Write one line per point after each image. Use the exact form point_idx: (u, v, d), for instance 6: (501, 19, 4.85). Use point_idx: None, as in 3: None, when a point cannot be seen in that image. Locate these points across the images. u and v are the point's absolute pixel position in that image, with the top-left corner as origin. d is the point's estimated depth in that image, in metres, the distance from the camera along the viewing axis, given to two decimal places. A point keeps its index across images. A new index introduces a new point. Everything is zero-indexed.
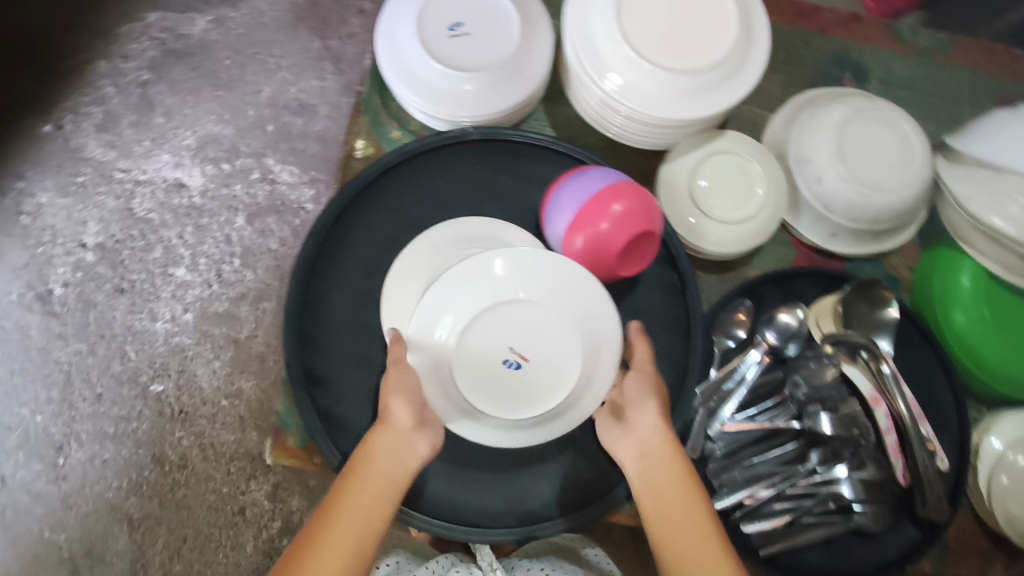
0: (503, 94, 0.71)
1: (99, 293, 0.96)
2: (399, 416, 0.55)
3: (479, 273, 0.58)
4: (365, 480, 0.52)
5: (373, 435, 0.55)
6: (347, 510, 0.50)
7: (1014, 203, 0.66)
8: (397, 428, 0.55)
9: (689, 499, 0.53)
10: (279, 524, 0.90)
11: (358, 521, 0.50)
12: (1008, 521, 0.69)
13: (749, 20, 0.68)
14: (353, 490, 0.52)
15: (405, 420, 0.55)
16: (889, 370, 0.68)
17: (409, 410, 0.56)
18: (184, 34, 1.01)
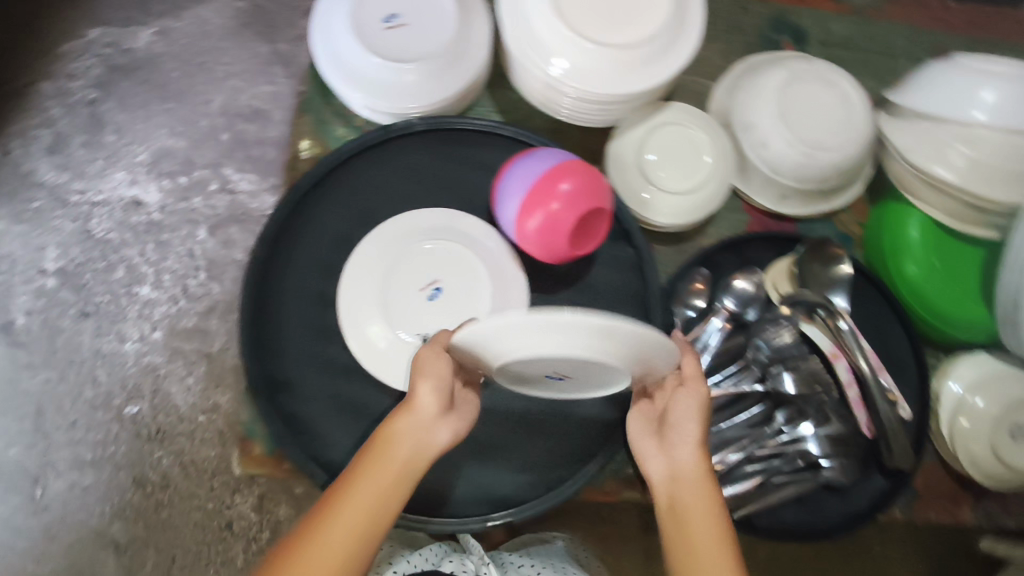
0: (446, 82, 0.70)
1: (65, 318, 0.89)
2: (422, 399, 0.53)
3: (544, 337, 0.46)
4: (381, 462, 0.51)
5: (395, 417, 0.53)
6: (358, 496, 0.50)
7: (953, 151, 0.67)
8: (420, 411, 0.53)
9: (709, 512, 0.51)
10: (267, 535, 0.84)
11: (368, 508, 0.50)
12: (971, 462, 0.71)
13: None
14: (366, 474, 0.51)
15: (428, 405, 0.53)
16: (846, 326, 0.66)
17: (433, 396, 0.53)
18: (129, 48, 0.95)
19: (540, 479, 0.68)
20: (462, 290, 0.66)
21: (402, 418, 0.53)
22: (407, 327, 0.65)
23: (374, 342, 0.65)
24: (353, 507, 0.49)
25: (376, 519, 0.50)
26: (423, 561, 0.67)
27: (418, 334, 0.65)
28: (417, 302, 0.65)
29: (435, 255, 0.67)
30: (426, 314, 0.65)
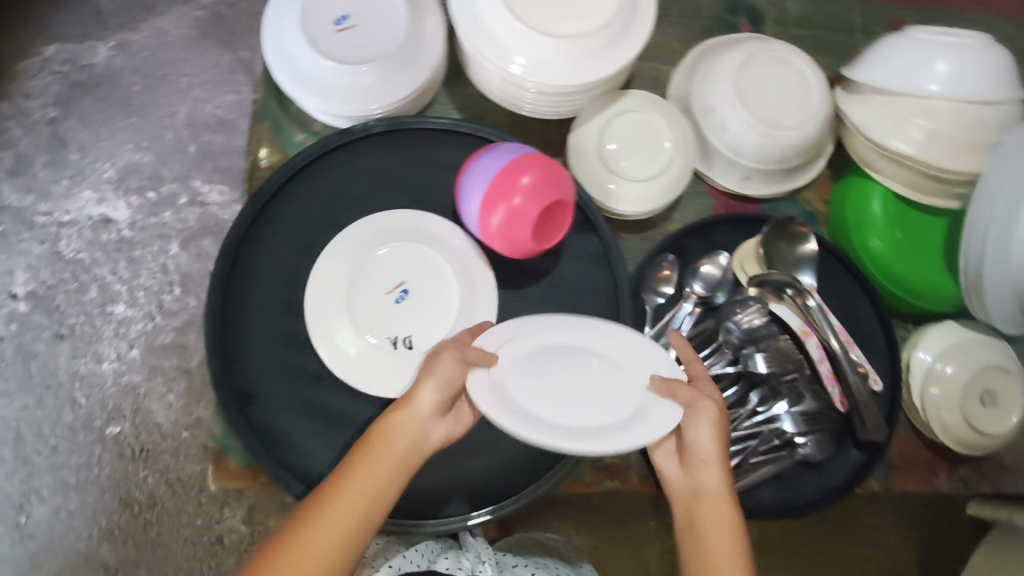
0: (401, 82, 0.69)
1: (39, 343, 0.92)
2: (424, 397, 0.53)
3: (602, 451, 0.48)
4: (376, 456, 0.51)
5: (393, 411, 0.52)
6: (351, 490, 0.49)
7: (910, 124, 0.68)
8: (419, 408, 0.52)
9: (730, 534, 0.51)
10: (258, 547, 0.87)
11: (359, 502, 0.49)
12: (943, 430, 0.72)
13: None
14: (359, 467, 0.50)
15: (428, 403, 0.53)
16: (814, 304, 0.67)
17: (436, 398, 0.53)
18: (88, 64, 0.98)
19: (518, 475, 0.68)
20: (430, 291, 0.66)
21: (401, 414, 0.52)
22: (375, 331, 0.64)
23: (343, 348, 0.64)
24: (344, 501, 0.49)
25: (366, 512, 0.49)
26: (420, 557, 0.64)
27: (387, 337, 0.64)
28: (384, 306, 0.65)
29: (401, 257, 0.66)
30: (394, 317, 0.65)
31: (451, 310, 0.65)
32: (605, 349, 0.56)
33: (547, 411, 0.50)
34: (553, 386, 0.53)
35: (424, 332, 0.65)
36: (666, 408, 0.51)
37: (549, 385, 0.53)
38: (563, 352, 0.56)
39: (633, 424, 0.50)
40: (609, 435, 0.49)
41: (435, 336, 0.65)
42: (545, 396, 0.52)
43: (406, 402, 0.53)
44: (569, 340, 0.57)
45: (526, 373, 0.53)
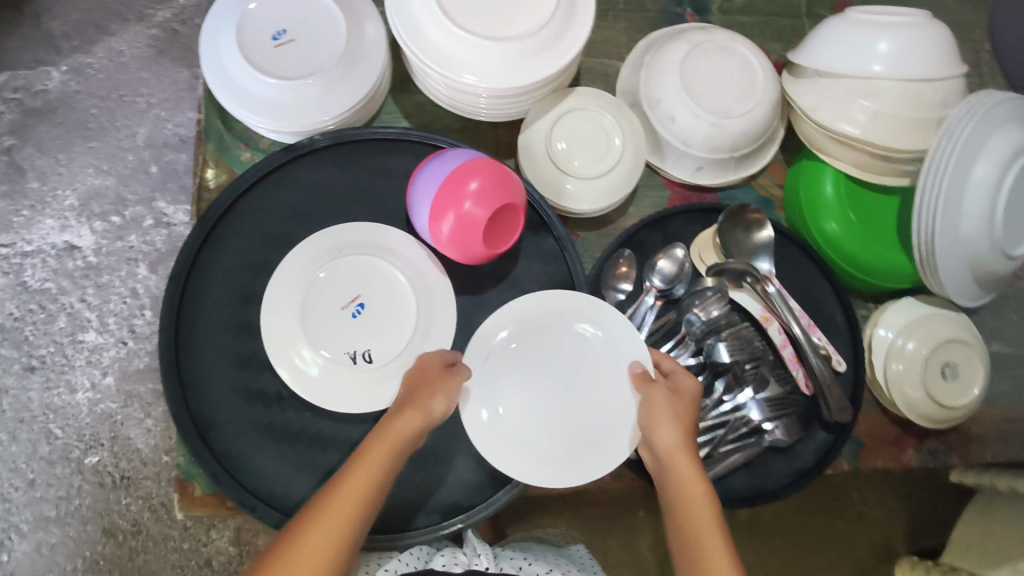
0: (343, 93, 0.69)
1: (10, 376, 0.97)
2: (435, 405, 0.56)
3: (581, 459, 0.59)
4: (387, 448, 0.53)
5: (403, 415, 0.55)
6: (362, 478, 0.51)
7: (855, 106, 0.68)
8: (429, 413, 0.56)
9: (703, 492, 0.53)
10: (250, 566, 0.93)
11: (370, 490, 0.51)
12: (908, 406, 0.73)
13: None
14: (372, 458, 0.52)
15: (438, 410, 0.56)
16: (774, 289, 0.69)
17: (445, 408, 0.57)
18: (42, 89, 1.01)
19: (486, 480, 0.67)
20: (385, 302, 0.65)
21: (410, 417, 0.55)
22: (333, 348, 0.63)
23: (302, 367, 0.63)
24: (354, 489, 0.50)
25: (373, 499, 0.51)
26: (414, 560, 0.62)
27: (346, 352, 0.64)
28: (340, 321, 0.64)
29: (354, 271, 0.65)
30: (351, 332, 0.64)
31: (407, 321, 0.65)
32: (584, 344, 0.62)
33: (518, 424, 0.60)
34: (543, 402, 0.61)
35: (382, 345, 0.64)
36: (615, 450, 0.59)
37: (533, 393, 0.61)
38: (561, 350, 0.62)
39: (580, 459, 0.59)
40: (594, 451, 0.59)
41: (393, 348, 0.64)
42: (526, 404, 0.61)
43: (415, 406, 0.56)
44: (571, 337, 0.62)
45: (517, 375, 0.61)
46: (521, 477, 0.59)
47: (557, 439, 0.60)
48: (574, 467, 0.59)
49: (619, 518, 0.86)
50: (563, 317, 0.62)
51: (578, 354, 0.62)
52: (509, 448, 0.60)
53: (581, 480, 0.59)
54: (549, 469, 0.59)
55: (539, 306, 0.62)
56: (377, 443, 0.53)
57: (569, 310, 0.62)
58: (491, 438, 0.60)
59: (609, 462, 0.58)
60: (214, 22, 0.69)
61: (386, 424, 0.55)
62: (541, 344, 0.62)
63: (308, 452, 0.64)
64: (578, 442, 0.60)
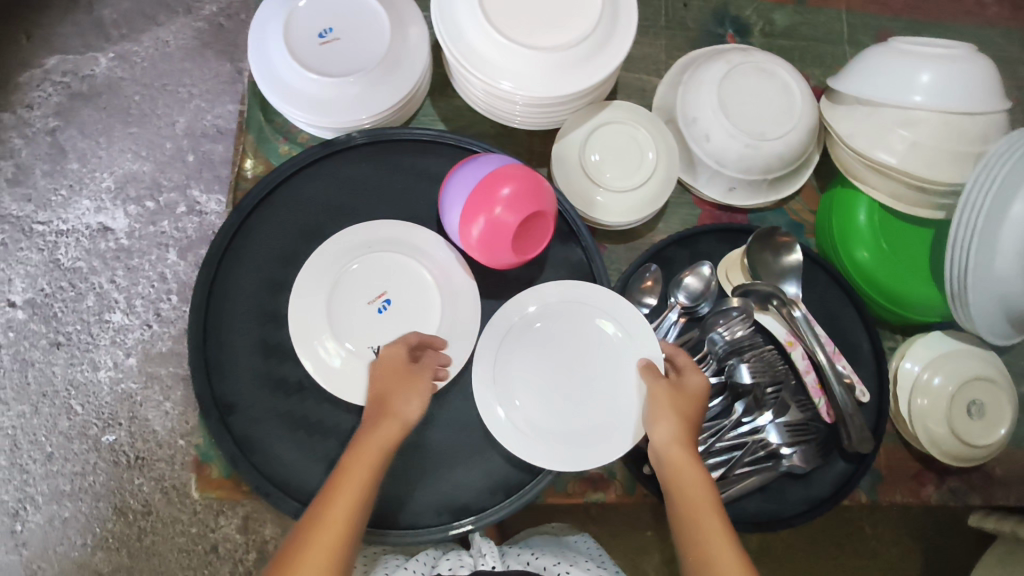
0: (383, 93, 0.70)
1: (36, 351, 0.99)
2: (408, 410, 0.59)
3: (586, 446, 0.62)
4: (370, 453, 0.56)
5: (384, 424, 0.58)
6: (352, 483, 0.55)
7: (894, 135, 0.68)
8: (404, 419, 0.59)
9: (702, 484, 0.55)
10: (254, 555, 0.95)
11: (356, 494, 0.54)
12: (931, 442, 0.72)
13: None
14: (358, 464, 0.56)
15: (413, 415, 0.59)
16: (799, 314, 0.69)
17: (419, 410, 0.60)
18: (89, 74, 1.04)
19: (497, 484, 0.67)
20: (412, 300, 0.66)
21: (387, 424, 0.58)
22: (356, 341, 0.64)
23: (325, 359, 0.64)
24: (346, 489, 0.54)
25: (363, 501, 0.54)
26: (421, 565, 0.65)
27: (369, 347, 0.64)
28: (365, 316, 0.65)
29: (382, 267, 0.66)
30: (375, 328, 0.65)
31: (431, 321, 0.66)
32: (603, 340, 0.65)
33: (536, 410, 0.63)
34: (558, 390, 0.64)
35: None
36: (623, 439, 0.62)
37: (549, 380, 0.64)
38: (581, 342, 0.65)
39: (587, 447, 0.62)
40: (601, 441, 0.62)
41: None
42: (543, 391, 0.64)
43: (390, 412, 0.58)
44: (592, 331, 0.65)
45: (540, 362, 0.65)
46: (529, 457, 0.62)
47: (566, 425, 0.63)
48: (579, 454, 0.62)
49: (626, 534, 0.86)
50: (589, 311, 0.65)
51: (596, 348, 0.65)
52: (529, 431, 0.63)
53: (589, 464, 0.61)
54: (563, 453, 0.62)
55: (570, 295, 0.65)
56: (361, 449, 0.56)
57: (597, 304, 0.65)
58: (506, 420, 0.63)
59: (617, 449, 0.61)
60: (262, 18, 0.71)
61: (365, 432, 0.58)
62: (565, 334, 0.65)
63: (325, 443, 0.65)
64: (587, 432, 0.63)
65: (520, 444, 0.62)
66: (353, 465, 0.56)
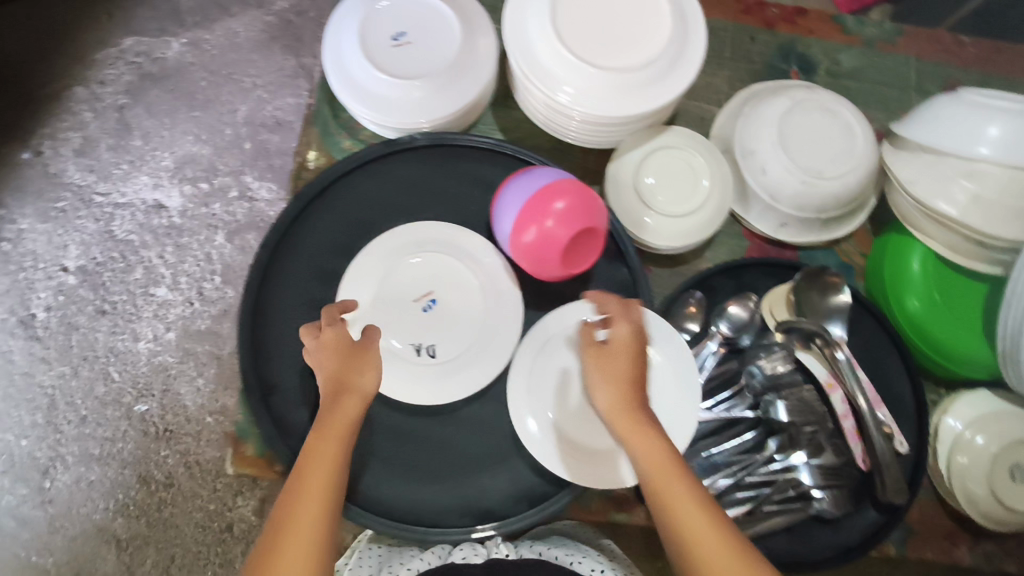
0: (449, 99, 0.72)
1: (82, 316, 1.03)
2: (367, 384, 0.57)
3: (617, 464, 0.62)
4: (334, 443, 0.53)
5: (347, 405, 0.55)
6: (320, 469, 0.52)
7: (957, 186, 0.67)
8: (364, 394, 0.56)
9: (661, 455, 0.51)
10: None
11: (326, 491, 0.52)
12: (968, 501, 0.70)
13: (682, 13, 0.69)
14: (321, 451, 0.53)
15: (371, 388, 0.57)
16: (843, 356, 0.67)
17: (378, 382, 0.57)
18: (160, 57, 1.08)
19: (523, 493, 0.67)
20: (457, 303, 0.67)
21: (348, 401, 0.55)
22: (399, 337, 0.65)
23: None
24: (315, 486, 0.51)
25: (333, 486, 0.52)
26: (434, 557, 0.64)
27: (411, 345, 0.65)
28: (410, 313, 0.66)
29: (429, 267, 0.67)
30: (418, 326, 0.66)
31: (474, 326, 0.67)
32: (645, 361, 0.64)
33: (570, 423, 0.63)
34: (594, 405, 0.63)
35: (445, 342, 0.66)
36: None
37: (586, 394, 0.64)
38: None
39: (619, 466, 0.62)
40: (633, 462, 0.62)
41: (456, 349, 0.66)
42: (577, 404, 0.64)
43: (351, 388, 0.56)
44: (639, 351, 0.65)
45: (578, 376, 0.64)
46: (559, 470, 0.62)
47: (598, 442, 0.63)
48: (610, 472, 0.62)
49: None
50: (637, 331, 0.65)
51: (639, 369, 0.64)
52: (562, 443, 0.63)
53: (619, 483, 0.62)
54: (596, 466, 0.62)
55: None
56: (324, 434, 0.54)
57: (644, 327, 0.65)
58: (539, 431, 0.63)
59: None
60: (339, 15, 0.73)
61: (326, 416, 0.55)
62: None
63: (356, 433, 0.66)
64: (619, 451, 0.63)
65: (552, 456, 0.63)
66: (318, 450, 0.53)
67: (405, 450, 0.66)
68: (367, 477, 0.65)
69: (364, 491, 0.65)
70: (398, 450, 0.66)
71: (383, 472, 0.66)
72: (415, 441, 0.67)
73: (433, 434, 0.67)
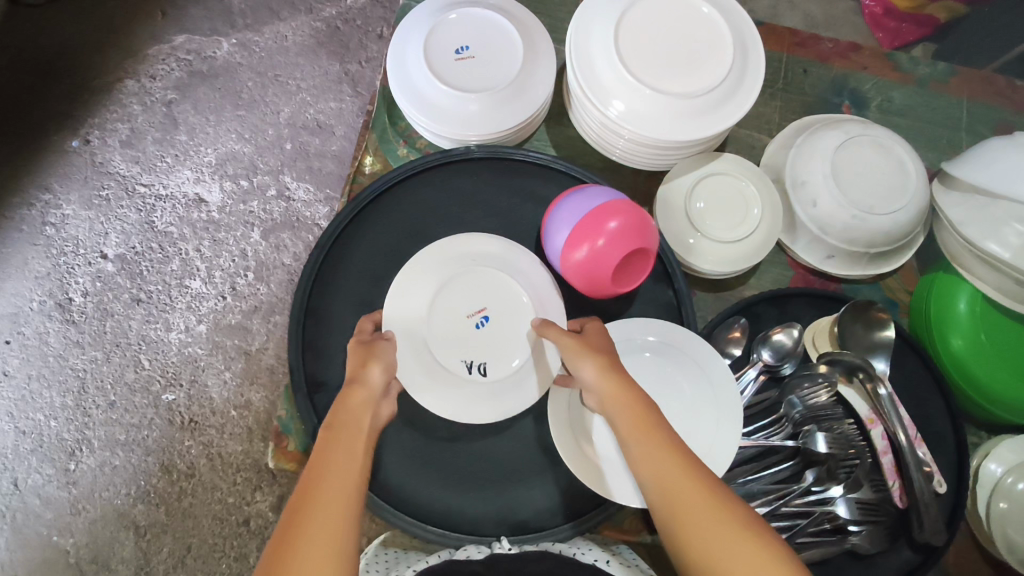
0: (504, 115, 0.73)
1: (117, 303, 1.05)
2: (375, 377, 0.54)
3: None
4: (353, 427, 0.50)
5: (349, 393, 0.52)
6: (342, 455, 0.47)
7: (1009, 228, 0.67)
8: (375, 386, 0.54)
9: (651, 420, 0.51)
10: None
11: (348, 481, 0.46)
12: (1008, 549, 0.68)
13: (744, 49, 0.70)
14: (341, 433, 0.49)
15: (378, 381, 0.54)
16: (884, 392, 0.67)
17: (385, 376, 0.55)
18: (210, 56, 1.11)
19: (558, 507, 0.67)
20: (507, 321, 0.67)
21: (362, 391, 0.53)
22: (449, 351, 0.65)
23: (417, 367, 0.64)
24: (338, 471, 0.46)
25: (352, 482, 0.46)
26: (438, 556, 0.62)
27: (461, 360, 0.65)
28: (463, 329, 0.66)
29: (480, 284, 0.67)
30: (470, 341, 0.66)
31: (524, 345, 0.66)
32: (691, 387, 0.65)
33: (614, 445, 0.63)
34: None
35: (494, 359, 0.66)
36: None
37: None
38: (670, 387, 0.65)
39: None
40: None
41: (504, 368, 0.66)
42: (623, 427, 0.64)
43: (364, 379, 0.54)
44: (683, 380, 0.65)
45: None
46: (606, 493, 0.62)
47: None
48: None
49: None
50: (686, 355, 0.66)
51: (686, 397, 0.65)
52: (611, 464, 0.63)
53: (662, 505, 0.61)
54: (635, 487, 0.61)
55: (668, 337, 0.66)
56: (343, 416, 0.50)
57: (691, 352, 0.65)
58: (581, 453, 0.63)
59: None
60: (408, 22, 0.75)
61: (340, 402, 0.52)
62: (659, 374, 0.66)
63: (396, 436, 0.67)
64: None
65: (596, 478, 0.62)
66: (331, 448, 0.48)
67: (443, 455, 0.68)
68: (404, 479, 0.67)
69: (402, 491, 0.67)
70: (436, 456, 0.68)
71: (421, 475, 0.67)
72: (455, 447, 0.68)
73: (470, 442, 0.68)
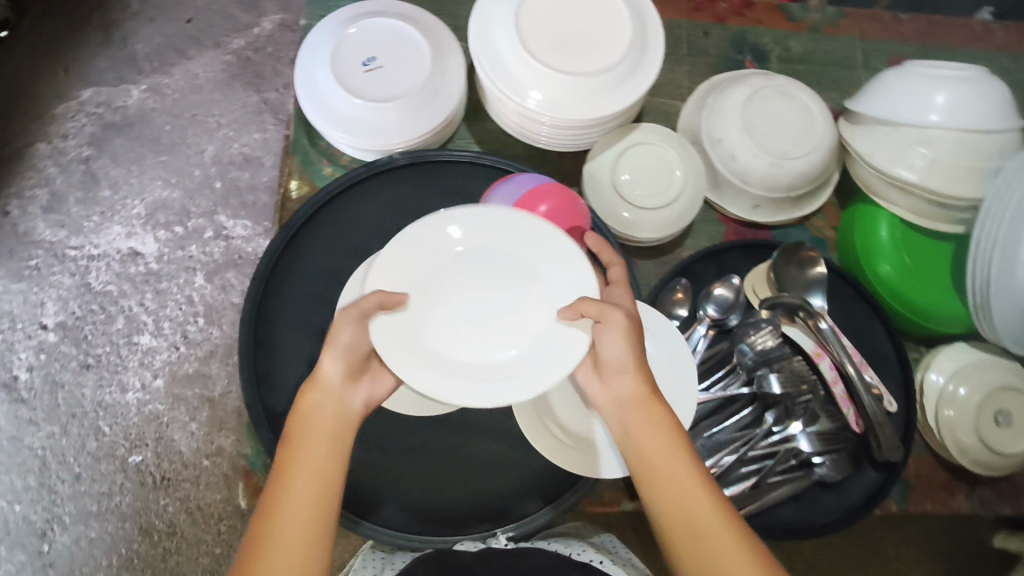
0: (423, 120, 0.73)
1: (66, 372, 1.02)
2: (329, 369, 0.53)
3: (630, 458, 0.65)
4: (318, 432, 0.51)
5: (305, 395, 0.53)
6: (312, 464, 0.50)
7: (914, 152, 0.70)
8: (336, 387, 0.53)
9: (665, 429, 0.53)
10: None
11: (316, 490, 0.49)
12: (960, 451, 0.73)
13: (644, 48, 0.70)
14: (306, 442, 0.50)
15: (332, 374, 0.53)
16: (826, 326, 0.69)
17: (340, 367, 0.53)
18: (121, 105, 1.09)
19: (537, 491, 0.69)
20: None
21: (325, 396, 0.53)
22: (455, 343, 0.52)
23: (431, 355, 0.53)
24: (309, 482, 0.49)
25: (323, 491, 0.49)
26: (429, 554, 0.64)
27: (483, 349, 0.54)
28: None
29: None
30: None
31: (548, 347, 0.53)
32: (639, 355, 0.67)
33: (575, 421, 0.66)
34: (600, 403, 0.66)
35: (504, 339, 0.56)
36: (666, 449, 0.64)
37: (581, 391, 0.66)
38: None
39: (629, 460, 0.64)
40: None
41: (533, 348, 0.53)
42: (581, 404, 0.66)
43: (326, 386, 0.53)
44: None
45: None
46: (574, 468, 0.64)
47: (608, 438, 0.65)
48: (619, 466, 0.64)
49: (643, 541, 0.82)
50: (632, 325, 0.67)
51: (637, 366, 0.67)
52: (575, 442, 0.65)
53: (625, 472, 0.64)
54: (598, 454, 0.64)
55: None
56: (308, 425, 0.51)
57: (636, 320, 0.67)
58: (545, 432, 0.65)
59: None
60: (322, 24, 0.75)
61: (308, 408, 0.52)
62: None
63: (369, 454, 0.67)
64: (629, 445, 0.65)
65: (559, 456, 0.65)
66: (279, 491, 0.48)
67: (416, 463, 0.68)
68: (381, 494, 0.67)
69: (385, 505, 0.67)
70: (408, 466, 0.68)
71: (400, 487, 0.67)
72: (428, 453, 0.68)
73: (443, 445, 0.69)
